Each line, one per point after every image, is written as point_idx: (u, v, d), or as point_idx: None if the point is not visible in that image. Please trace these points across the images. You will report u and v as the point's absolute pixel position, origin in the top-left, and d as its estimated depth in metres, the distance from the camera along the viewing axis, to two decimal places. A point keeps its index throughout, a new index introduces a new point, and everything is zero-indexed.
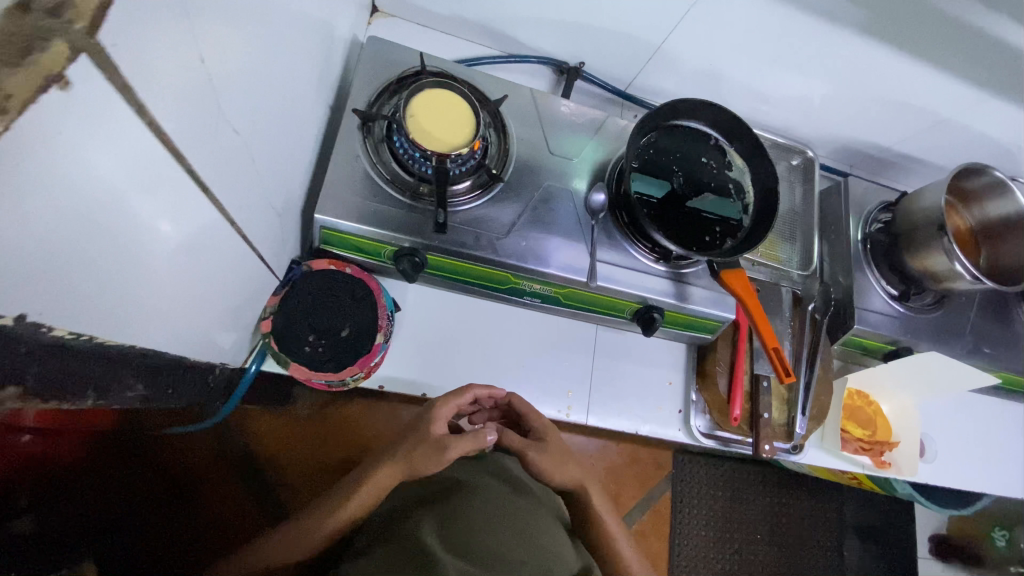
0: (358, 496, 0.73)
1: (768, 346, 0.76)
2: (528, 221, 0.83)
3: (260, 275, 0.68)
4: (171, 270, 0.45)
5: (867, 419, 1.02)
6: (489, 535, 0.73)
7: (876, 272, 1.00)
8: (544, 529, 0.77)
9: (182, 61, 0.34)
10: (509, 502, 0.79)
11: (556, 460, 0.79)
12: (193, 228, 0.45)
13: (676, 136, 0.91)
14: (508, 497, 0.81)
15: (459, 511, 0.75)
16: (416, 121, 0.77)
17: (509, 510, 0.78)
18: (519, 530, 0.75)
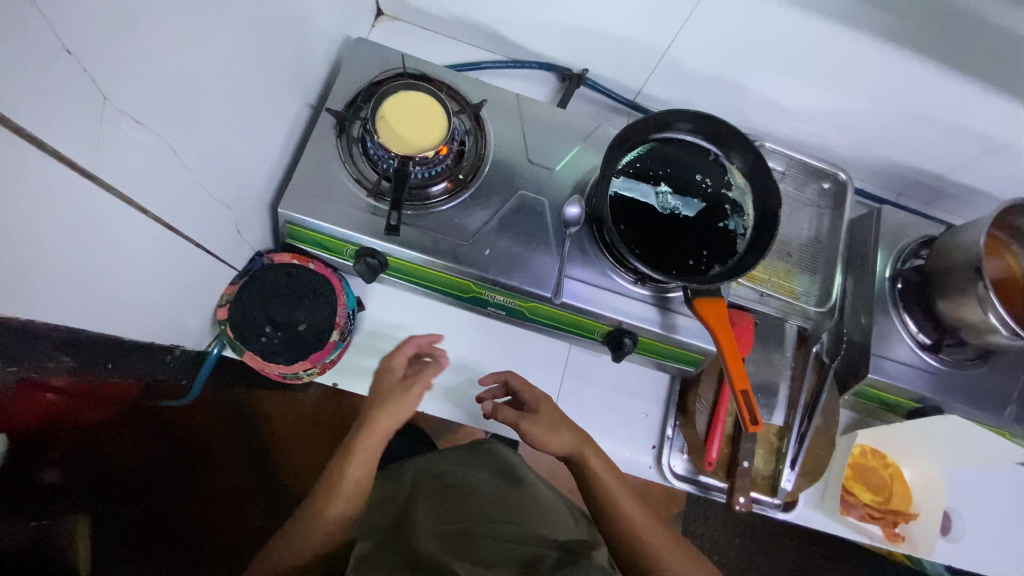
0: (350, 469, 0.67)
1: (736, 387, 0.68)
2: (495, 230, 0.80)
3: (214, 264, 0.71)
4: (65, 252, 0.47)
5: (880, 483, 0.90)
6: (484, 528, 0.73)
7: (905, 316, 0.87)
8: (534, 509, 0.77)
9: (24, 53, 0.35)
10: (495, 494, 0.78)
11: (548, 426, 0.74)
12: (83, 213, 0.46)
13: (669, 149, 0.84)
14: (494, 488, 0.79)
15: (452, 508, 0.77)
16: (385, 122, 0.77)
17: (499, 497, 0.79)
18: (514, 513, 0.77)
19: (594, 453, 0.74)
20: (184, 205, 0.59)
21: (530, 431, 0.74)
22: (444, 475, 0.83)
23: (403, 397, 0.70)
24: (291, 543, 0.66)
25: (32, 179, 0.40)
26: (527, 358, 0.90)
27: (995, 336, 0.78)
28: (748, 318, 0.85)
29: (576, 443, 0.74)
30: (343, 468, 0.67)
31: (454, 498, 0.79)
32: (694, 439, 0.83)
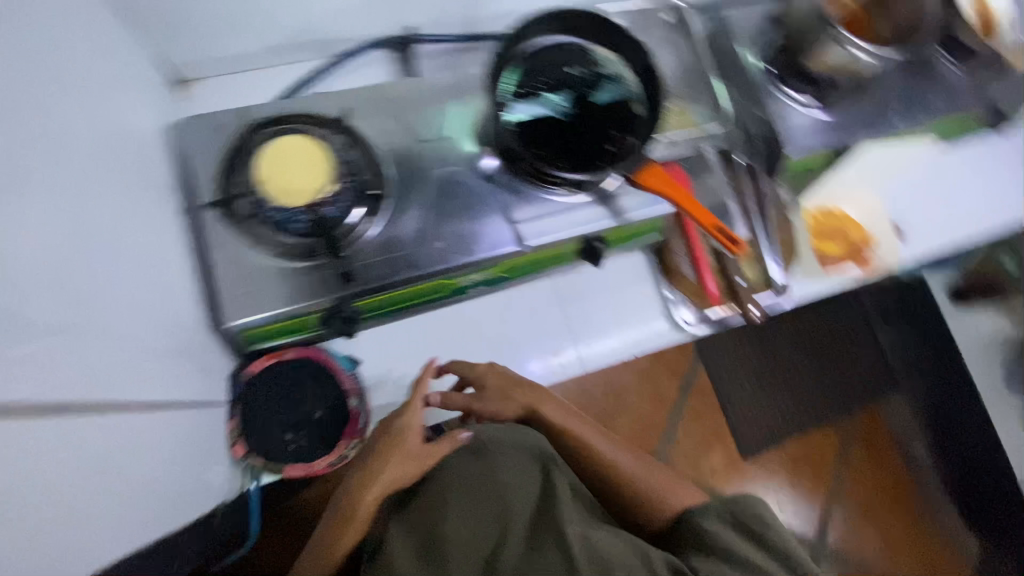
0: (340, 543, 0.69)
1: (709, 226, 0.74)
2: (432, 220, 0.79)
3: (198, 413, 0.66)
4: (49, 501, 0.42)
5: (838, 232, 1.02)
6: (450, 514, 0.66)
7: (788, 90, 0.96)
8: (511, 487, 0.68)
9: None
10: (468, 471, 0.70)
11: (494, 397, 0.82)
12: (46, 452, 0.42)
13: (534, 59, 0.85)
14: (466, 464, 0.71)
15: (426, 503, 0.68)
16: (271, 185, 0.71)
17: (479, 483, 0.68)
18: (495, 514, 0.66)
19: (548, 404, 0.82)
20: (134, 378, 0.54)
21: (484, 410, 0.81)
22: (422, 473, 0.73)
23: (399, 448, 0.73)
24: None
25: None
26: (522, 310, 0.92)
27: (861, 66, 0.89)
28: (675, 165, 0.92)
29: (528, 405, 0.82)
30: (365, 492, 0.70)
31: (431, 500, 0.68)
32: (683, 288, 0.94)
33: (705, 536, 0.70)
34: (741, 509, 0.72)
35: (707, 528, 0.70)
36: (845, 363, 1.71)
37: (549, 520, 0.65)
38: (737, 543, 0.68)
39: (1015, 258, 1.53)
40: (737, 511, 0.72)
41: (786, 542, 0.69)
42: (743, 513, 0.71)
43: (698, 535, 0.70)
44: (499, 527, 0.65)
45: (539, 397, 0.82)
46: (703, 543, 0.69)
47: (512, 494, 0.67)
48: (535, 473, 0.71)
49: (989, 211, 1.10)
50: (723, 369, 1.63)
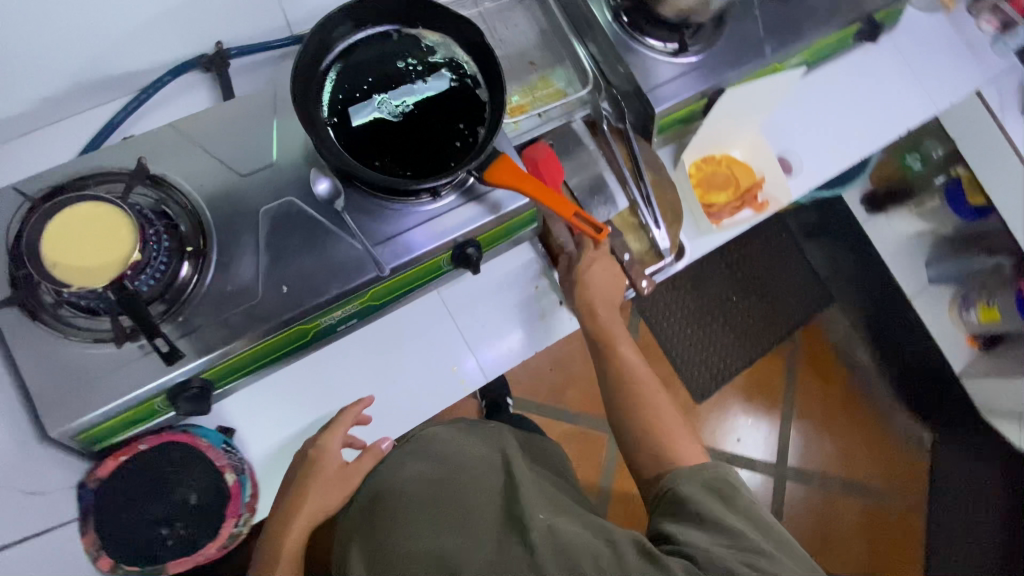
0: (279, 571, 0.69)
1: (569, 215, 0.70)
2: (274, 263, 0.71)
3: (39, 543, 0.58)
4: None
5: (725, 178, 0.99)
6: (410, 504, 0.69)
7: (647, 38, 0.89)
8: (466, 472, 0.75)
9: None
10: (426, 466, 0.75)
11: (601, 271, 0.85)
12: None
13: (354, 61, 0.75)
14: (421, 444, 0.80)
15: (390, 520, 0.69)
16: (64, 267, 0.61)
17: (439, 474, 0.74)
18: (451, 503, 0.69)
19: (623, 343, 0.86)
20: None
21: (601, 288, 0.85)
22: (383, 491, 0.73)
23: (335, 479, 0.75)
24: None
25: None
26: (409, 332, 0.85)
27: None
28: (545, 145, 0.86)
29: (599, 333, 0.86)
30: (287, 527, 0.71)
31: (390, 512, 0.70)
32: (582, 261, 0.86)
33: (679, 503, 0.69)
34: (710, 476, 0.72)
35: (681, 496, 0.70)
36: (781, 288, 1.73)
37: (512, 535, 0.65)
38: (710, 508, 0.67)
39: (922, 159, 1.50)
40: (704, 479, 0.72)
41: (754, 506, 0.69)
42: (709, 480, 0.71)
43: (675, 507, 0.69)
44: (458, 524, 0.67)
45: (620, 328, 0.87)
46: (677, 512, 0.69)
47: (469, 479, 0.73)
48: (489, 475, 0.75)
49: (875, 120, 1.08)
50: (664, 317, 1.66)
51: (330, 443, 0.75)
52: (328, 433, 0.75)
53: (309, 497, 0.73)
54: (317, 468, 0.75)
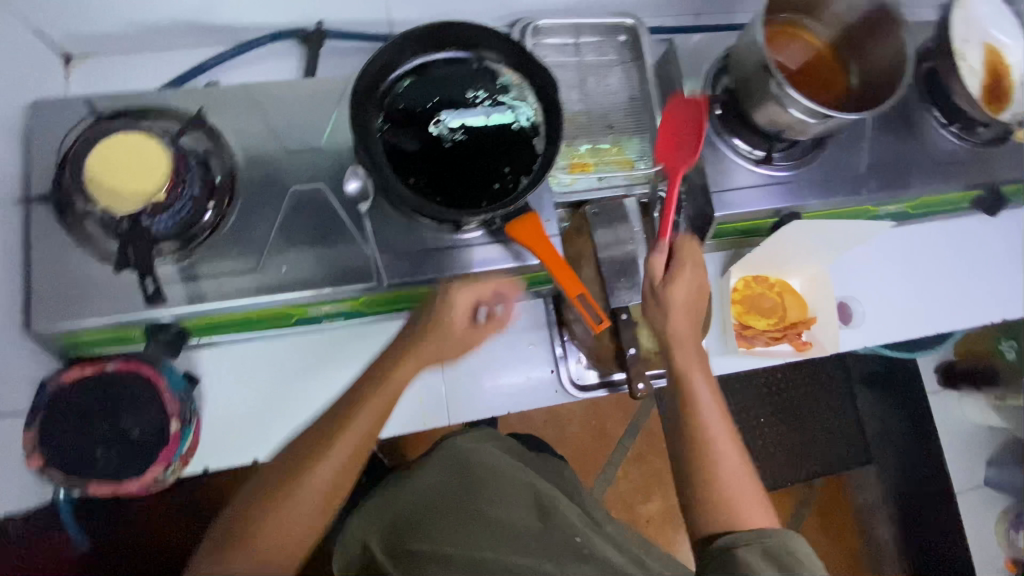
0: (337, 450, 0.66)
1: (571, 294, 0.65)
2: (285, 240, 0.72)
3: None
4: None
5: (772, 305, 0.91)
6: (439, 516, 0.78)
7: (734, 139, 0.84)
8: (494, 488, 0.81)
9: None
10: (457, 477, 0.82)
11: (693, 280, 0.75)
12: None
13: (427, 76, 0.75)
14: (450, 453, 0.84)
15: (425, 528, 0.78)
16: (98, 185, 0.65)
17: (466, 487, 0.81)
18: (480, 520, 0.78)
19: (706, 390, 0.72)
20: None
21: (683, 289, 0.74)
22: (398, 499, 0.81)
23: (444, 332, 0.74)
24: (285, 494, 0.64)
25: None
26: None
27: (811, 127, 0.76)
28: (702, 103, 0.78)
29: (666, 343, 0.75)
30: (355, 417, 0.68)
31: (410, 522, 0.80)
32: (671, 289, 0.74)
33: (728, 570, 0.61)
34: (770, 543, 0.63)
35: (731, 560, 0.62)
36: (817, 427, 1.56)
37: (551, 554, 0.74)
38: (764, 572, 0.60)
39: (1018, 348, 1.35)
40: (769, 542, 0.63)
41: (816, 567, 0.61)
42: (767, 546, 0.63)
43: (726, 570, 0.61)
44: (487, 539, 0.76)
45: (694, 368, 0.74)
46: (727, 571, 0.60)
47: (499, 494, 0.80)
48: (520, 479, 0.82)
49: (965, 297, 0.96)
50: None
51: (524, 260, 0.75)
52: (466, 285, 0.75)
53: (425, 347, 0.74)
54: (437, 318, 0.75)
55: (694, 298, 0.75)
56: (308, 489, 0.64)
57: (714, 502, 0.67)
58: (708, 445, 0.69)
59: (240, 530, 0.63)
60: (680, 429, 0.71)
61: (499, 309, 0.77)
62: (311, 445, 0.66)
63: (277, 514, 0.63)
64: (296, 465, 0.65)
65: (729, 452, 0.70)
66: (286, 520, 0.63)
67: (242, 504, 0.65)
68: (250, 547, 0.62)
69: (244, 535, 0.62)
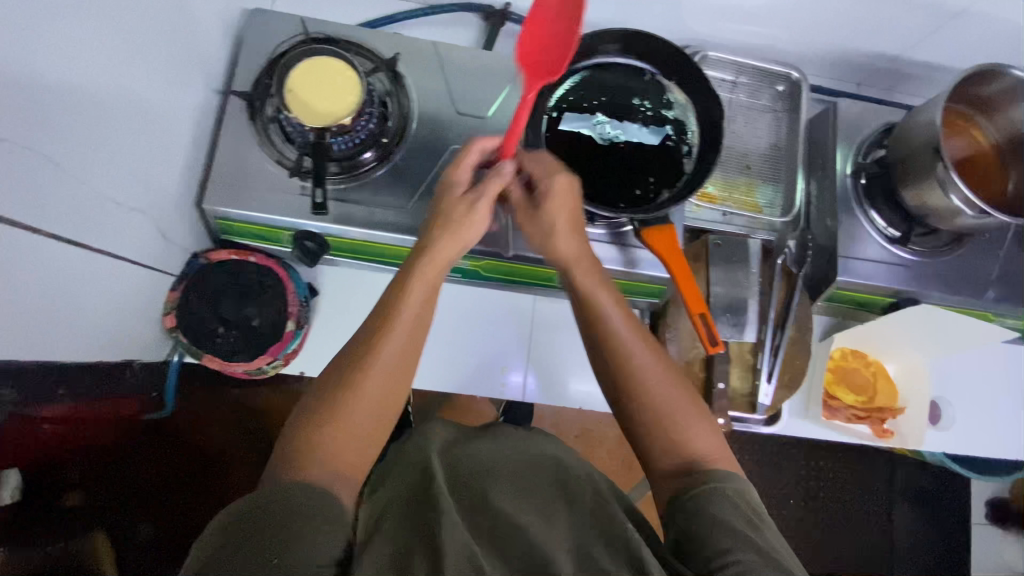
0: (406, 312, 0.61)
1: (693, 312, 0.66)
2: (433, 190, 0.77)
3: (138, 272, 0.69)
4: None
5: (863, 383, 0.90)
6: (494, 469, 0.68)
7: (874, 214, 0.85)
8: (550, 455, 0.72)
9: None
10: (518, 445, 0.73)
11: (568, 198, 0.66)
12: None
13: (602, 74, 0.79)
14: (512, 432, 0.77)
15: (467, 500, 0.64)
16: (295, 96, 0.72)
17: (526, 455, 0.71)
18: (529, 470, 0.69)
19: (648, 347, 0.67)
20: (80, 216, 0.58)
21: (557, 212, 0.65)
22: (446, 454, 0.72)
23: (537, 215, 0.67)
24: (343, 410, 0.57)
25: None
26: (491, 320, 0.94)
27: (962, 219, 0.76)
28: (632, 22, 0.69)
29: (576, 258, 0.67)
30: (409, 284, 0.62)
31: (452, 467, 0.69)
32: (526, 218, 0.68)
33: (704, 517, 0.58)
34: (733, 491, 0.60)
35: (708, 505, 0.58)
36: (848, 526, 1.45)
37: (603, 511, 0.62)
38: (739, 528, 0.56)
39: None
40: (733, 489, 0.60)
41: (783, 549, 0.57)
42: (730, 498, 0.59)
43: (700, 523, 0.57)
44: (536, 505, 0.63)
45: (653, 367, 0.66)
46: (708, 533, 0.56)
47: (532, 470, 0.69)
48: (575, 461, 0.71)
49: None
50: None
51: (454, 175, 0.65)
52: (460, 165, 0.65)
53: (469, 231, 0.64)
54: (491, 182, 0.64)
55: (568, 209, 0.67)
56: (352, 406, 0.57)
57: (650, 420, 0.66)
58: (639, 393, 0.66)
59: (340, 434, 0.56)
60: (612, 375, 0.68)
61: (480, 199, 0.64)
62: (388, 295, 0.62)
63: (314, 445, 0.55)
64: (372, 332, 0.60)
65: (645, 356, 0.67)
66: (346, 427, 0.57)
67: (296, 420, 0.58)
68: (348, 407, 0.57)
69: (334, 407, 0.57)
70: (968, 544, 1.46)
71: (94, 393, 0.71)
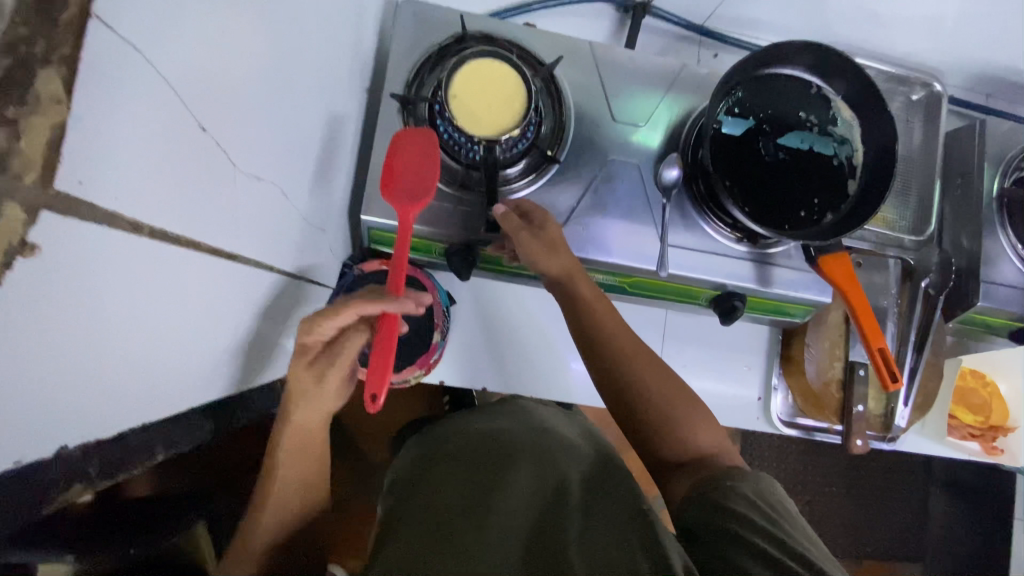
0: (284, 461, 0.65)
1: (872, 345, 0.67)
2: (589, 204, 0.75)
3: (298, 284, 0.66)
4: (196, 321, 0.44)
5: (980, 403, 0.92)
6: (496, 451, 0.61)
7: (1014, 234, 0.84)
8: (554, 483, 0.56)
9: (151, 158, 0.32)
10: (521, 438, 0.64)
11: (546, 242, 0.66)
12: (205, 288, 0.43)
13: (768, 87, 0.76)
14: (515, 441, 0.63)
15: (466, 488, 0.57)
16: (461, 103, 0.68)
17: (533, 440, 0.64)
18: (542, 453, 0.62)
19: (626, 334, 0.68)
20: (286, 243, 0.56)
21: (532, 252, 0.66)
22: (448, 442, 0.66)
23: (546, 249, 0.66)
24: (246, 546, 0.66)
25: (168, 272, 0.37)
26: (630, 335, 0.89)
27: None
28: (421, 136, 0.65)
29: (567, 268, 0.67)
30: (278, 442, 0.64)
31: (457, 451, 0.63)
32: (538, 244, 0.66)
33: (718, 504, 0.52)
34: (750, 492, 0.54)
35: (722, 497, 0.53)
36: (888, 513, 1.50)
37: (615, 492, 0.55)
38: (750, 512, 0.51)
39: None
40: (751, 490, 0.54)
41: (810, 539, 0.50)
42: (748, 491, 0.54)
43: (715, 511, 0.52)
44: (537, 484, 0.56)
45: (646, 363, 0.68)
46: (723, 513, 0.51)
47: (550, 470, 0.58)
48: (592, 461, 0.62)
49: None
50: (765, 461, 1.41)
51: (318, 328, 0.58)
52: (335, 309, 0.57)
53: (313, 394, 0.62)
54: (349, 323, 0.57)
55: (548, 235, 0.67)
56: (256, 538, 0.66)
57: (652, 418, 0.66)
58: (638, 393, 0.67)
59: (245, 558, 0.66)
60: (604, 371, 0.69)
61: (326, 373, 0.60)
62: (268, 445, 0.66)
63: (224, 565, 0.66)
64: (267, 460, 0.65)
65: (627, 337, 0.69)
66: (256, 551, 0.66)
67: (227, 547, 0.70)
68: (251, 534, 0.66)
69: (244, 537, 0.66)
70: (1002, 534, 1.53)
71: (252, 412, 0.69)
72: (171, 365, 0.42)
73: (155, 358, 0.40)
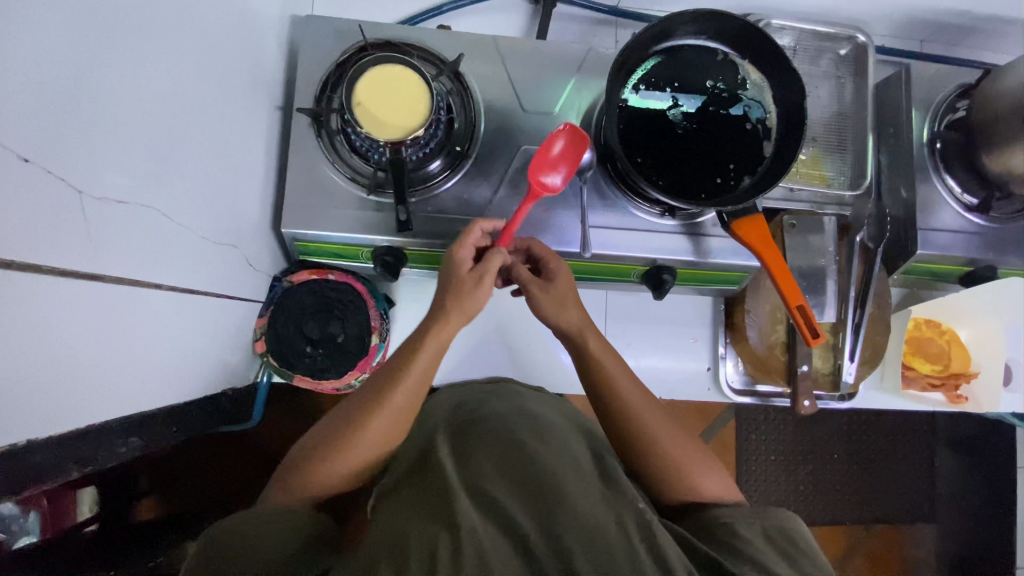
0: (397, 394, 0.63)
1: (792, 305, 0.68)
2: (506, 195, 0.76)
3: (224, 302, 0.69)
4: (87, 343, 0.46)
5: (938, 352, 0.93)
6: (502, 444, 0.68)
7: (948, 178, 0.83)
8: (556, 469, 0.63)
9: None
10: (514, 429, 0.71)
11: (564, 292, 0.69)
12: (81, 311, 0.45)
13: (674, 58, 0.76)
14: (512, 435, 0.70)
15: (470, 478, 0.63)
16: (365, 109, 0.69)
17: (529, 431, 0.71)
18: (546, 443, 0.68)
19: (627, 381, 0.69)
20: (185, 261, 0.59)
21: (545, 305, 0.68)
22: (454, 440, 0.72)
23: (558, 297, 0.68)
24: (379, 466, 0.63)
25: (27, 295, 0.39)
26: None
27: None
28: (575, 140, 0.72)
29: (582, 323, 0.69)
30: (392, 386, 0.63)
31: (481, 435, 0.72)
32: (550, 299, 0.68)
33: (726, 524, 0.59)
34: (772, 524, 0.59)
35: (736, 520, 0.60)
36: (892, 476, 1.46)
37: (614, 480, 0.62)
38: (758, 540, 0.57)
39: None
40: (774, 523, 0.59)
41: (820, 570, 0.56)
42: (777, 521, 0.59)
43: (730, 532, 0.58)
44: (543, 468, 0.63)
45: (660, 420, 0.68)
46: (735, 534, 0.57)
47: (552, 458, 0.65)
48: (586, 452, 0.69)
49: None
50: (755, 435, 1.38)
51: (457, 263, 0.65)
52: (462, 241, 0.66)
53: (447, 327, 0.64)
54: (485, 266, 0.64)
55: (567, 284, 0.69)
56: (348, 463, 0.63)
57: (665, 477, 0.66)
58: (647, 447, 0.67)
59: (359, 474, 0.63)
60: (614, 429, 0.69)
61: (485, 276, 0.64)
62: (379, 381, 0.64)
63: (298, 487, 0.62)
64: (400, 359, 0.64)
65: (635, 390, 0.69)
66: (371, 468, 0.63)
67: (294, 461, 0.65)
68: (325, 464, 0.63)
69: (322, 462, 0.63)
70: None
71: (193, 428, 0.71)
72: (64, 385, 0.44)
73: (45, 379, 0.42)
